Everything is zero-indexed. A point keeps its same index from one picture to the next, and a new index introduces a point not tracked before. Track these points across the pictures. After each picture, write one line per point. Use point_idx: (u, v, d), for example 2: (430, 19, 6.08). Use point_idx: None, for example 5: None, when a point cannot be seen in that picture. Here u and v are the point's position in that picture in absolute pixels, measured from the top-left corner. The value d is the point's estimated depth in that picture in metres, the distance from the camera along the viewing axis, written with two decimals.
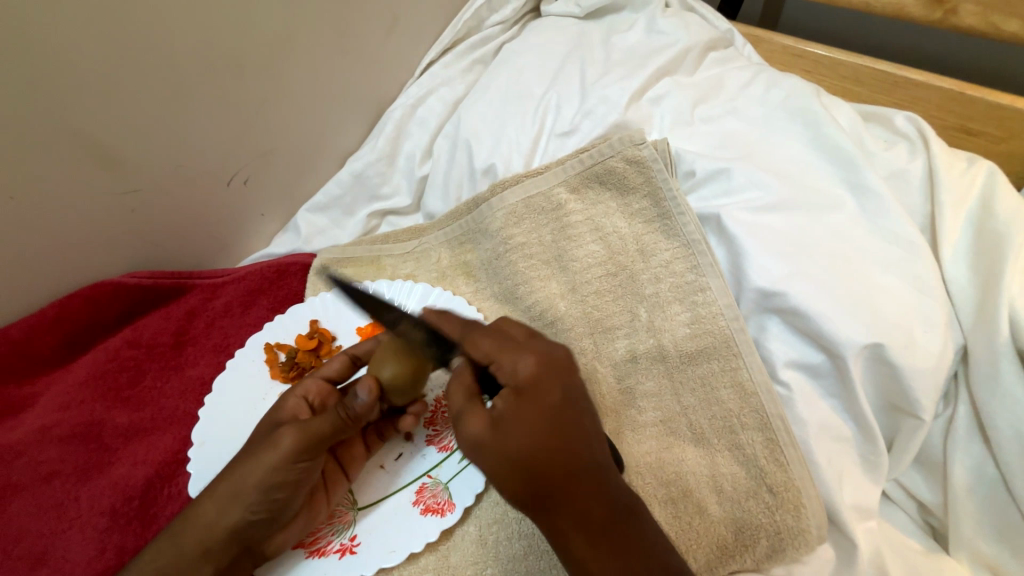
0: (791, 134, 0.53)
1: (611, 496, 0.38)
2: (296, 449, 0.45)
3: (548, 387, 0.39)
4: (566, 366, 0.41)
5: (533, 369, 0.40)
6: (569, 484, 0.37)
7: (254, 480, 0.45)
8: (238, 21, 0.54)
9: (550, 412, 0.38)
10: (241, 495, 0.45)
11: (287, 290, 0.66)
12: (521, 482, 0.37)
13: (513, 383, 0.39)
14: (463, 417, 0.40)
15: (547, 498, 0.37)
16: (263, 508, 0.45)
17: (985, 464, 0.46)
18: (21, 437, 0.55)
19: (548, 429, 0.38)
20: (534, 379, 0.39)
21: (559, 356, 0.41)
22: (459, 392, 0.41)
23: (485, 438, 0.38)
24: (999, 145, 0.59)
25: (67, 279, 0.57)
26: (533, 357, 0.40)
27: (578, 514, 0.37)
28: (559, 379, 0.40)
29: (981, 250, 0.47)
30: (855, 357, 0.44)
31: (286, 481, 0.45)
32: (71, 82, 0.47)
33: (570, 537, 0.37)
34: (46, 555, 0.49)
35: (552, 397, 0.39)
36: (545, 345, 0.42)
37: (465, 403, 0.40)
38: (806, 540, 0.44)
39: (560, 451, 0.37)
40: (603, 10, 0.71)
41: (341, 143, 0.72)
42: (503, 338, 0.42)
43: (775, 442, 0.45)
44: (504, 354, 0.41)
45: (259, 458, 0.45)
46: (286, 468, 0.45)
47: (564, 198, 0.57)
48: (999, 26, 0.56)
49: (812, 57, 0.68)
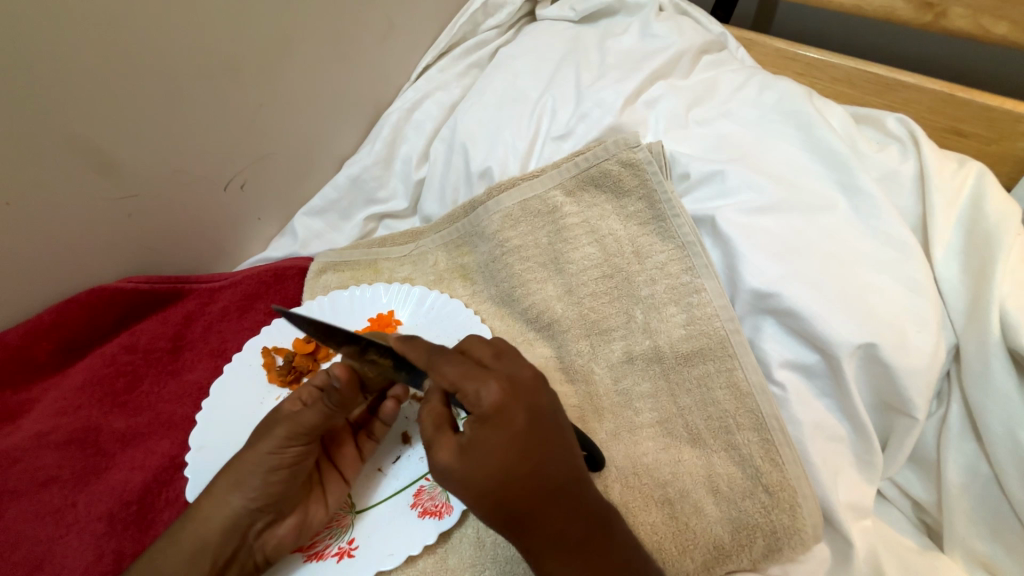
0: (785, 136, 0.54)
1: (586, 512, 0.39)
2: (288, 434, 0.47)
3: (516, 412, 0.38)
4: (532, 386, 0.40)
5: (498, 397, 0.38)
6: (542, 507, 0.38)
7: (251, 466, 0.47)
8: (233, 27, 0.54)
9: (516, 440, 0.38)
10: (241, 483, 0.47)
11: (284, 294, 0.66)
12: (493, 508, 0.38)
13: (478, 413, 0.38)
14: (433, 447, 0.40)
15: (521, 521, 0.38)
16: (262, 493, 0.47)
17: (979, 463, 0.46)
18: (17, 443, 0.54)
19: (519, 456, 0.37)
20: (498, 407, 0.38)
21: (526, 379, 0.40)
22: (430, 420, 0.41)
23: (455, 467, 0.38)
24: (990, 146, 0.59)
25: (63, 284, 0.57)
26: (498, 383, 0.39)
27: (552, 535, 0.38)
28: (526, 400, 0.39)
29: (972, 250, 0.48)
30: (848, 358, 0.44)
31: (281, 466, 0.47)
32: (67, 87, 0.47)
33: (545, 556, 0.39)
34: (43, 561, 0.49)
35: (521, 422, 0.38)
36: (511, 368, 0.41)
37: (433, 433, 0.41)
38: (801, 539, 0.44)
39: (532, 475, 0.37)
40: (598, 14, 0.71)
41: (337, 147, 0.72)
42: (468, 363, 0.40)
43: (770, 442, 0.46)
44: (466, 381, 0.39)
45: (254, 446, 0.48)
46: (279, 453, 0.47)
47: (560, 201, 0.57)
48: (988, 29, 0.57)
49: (805, 59, 0.69)
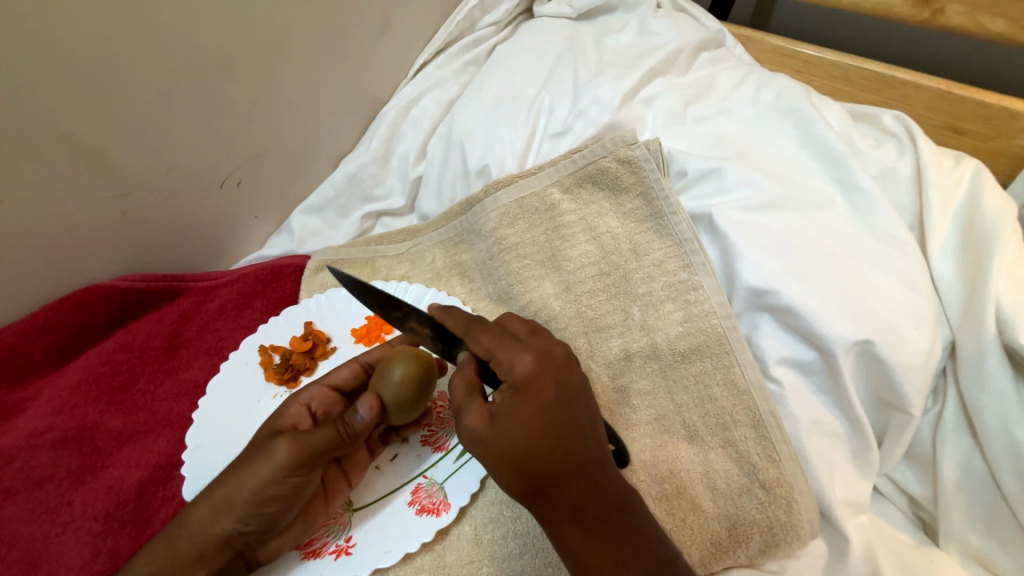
0: (782, 133, 0.54)
1: (609, 494, 0.39)
2: (290, 464, 0.44)
3: (547, 385, 0.39)
4: (563, 362, 0.41)
5: (531, 366, 0.39)
6: (565, 480, 0.38)
7: (246, 490, 0.44)
8: (229, 24, 0.54)
9: (546, 411, 0.38)
10: (234, 505, 0.45)
11: (282, 291, 0.66)
12: (518, 478, 0.38)
13: (511, 381, 0.40)
14: (462, 412, 0.40)
15: (544, 493, 0.38)
16: (256, 519, 0.45)
17: (974, 459, 0.46)
18: (13, 442, 0.54)
19: (545, 426, 0.38)
20: (530, 377, 0.39)
21: (558, 355, 0.41)
22: (461, 386, 0.41)
23: (484, 433, 0.39)
24: (987, 143, 0.59)
25: (58, 282, 0.57)
26: (531, 354, 0.40)
27: (574, 509, 0.38)
28: (557, 375, 0.40)
29: (969, 247, 0.48)
30: (845, 355, 0.44)
31: (280, 494, 0.45)
32: (60, 83, 0.47)
33: (564, 529, 0.38)
34: (39, 559, 0.49)
35: (550, 394, 0.39)
36: (544, 343, 0.42)
37: (465, 398, 0.41)
38: (798, 535, 0.44)
39: (557, 448, 0.38)
40: (595, 11, 0.71)
41: (335, 145, 0.72)
42: (504, 334, 0.42)
43: (767, 439, 0.46)
44: (503, 351, 0.41)
45: (252, 468, 0.45)
46: (279, 482, 0.45)
47: (558, 198, 0.57)
48: (985, 26, 0.57)
49: (803, 56, 0.69)
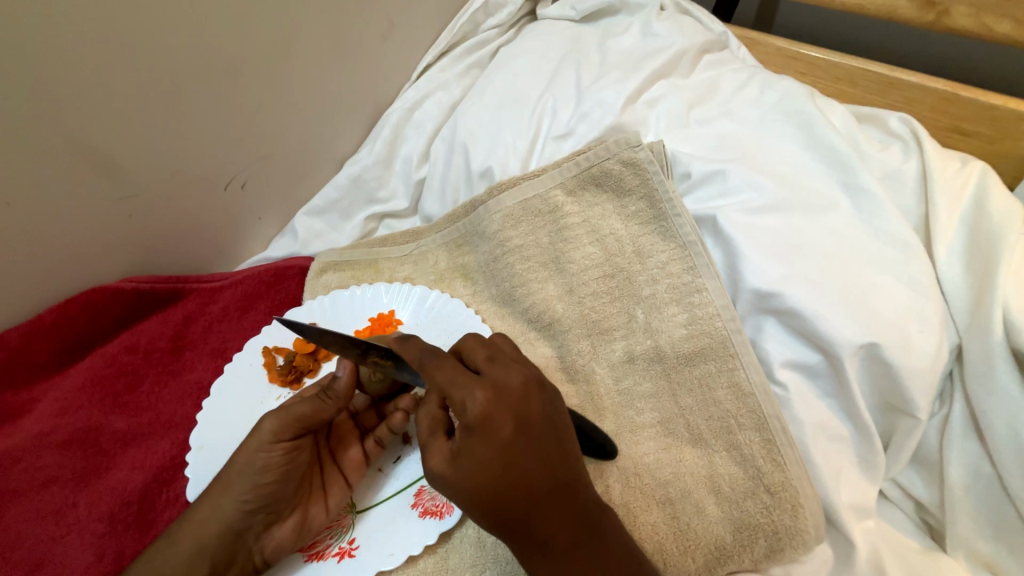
0: (786, 135, 0.54)
1: (580, 519, 0.39)
2: (277, 430, 0.48)
3: (503, 421, 0.37)
4: (520, 394, 0.39)
5: (484, 406, 0.37)
6: (533, 511, 0.38)
7: (241, 467, 0.47)
8: (233, 27, 0.54)
9: (506, 451, 0.37)
10: (232, 486, 0.47)
11: (285, 293, 0.66)
12: (484, 514, 0.38)
13: (464, 421, 0.38)
14: (426, 452, 0.40)
15: (513, 525, 0.38)
16: (255, 494, 0.47)
17: (982, 463, 0.46)
18: (18, 443, 0.54)
19: (505, 465, 0.37)
20: (483, 417, 0.37)
21: (513, 386, 0.39)
22: (425, 423, 0.42)
23: (447, 474, 0.39)
24: (992, 145, 0.59)
25: (64, 283, 0.57)
26: (484, 391, 0.38)
27: (543, 539, 0.38)
28: (514, 409, 0.38)
29: (975, 250, 0.48)
30: (850, 358, 0.44)
31: (271, 465, 0.47)
32: (64, 85, 0.47)
33: (535, 558, 0.39)
34: (43, 561, 0.49)
35: (507, 432, 0.37)
36: (500, 374, 0.40)
37: (427, 437, 0.41)
38: (804, 539, 0.44)
39: (518, 487, 0.37)
40: (599, 13, 0.71)
41: (339, 147, 0.72)
42: (460, 368, 0.39)
43: (772, 442, 0.45)
44: (454, 390, 0.38)
45: (243, 447, 0.48)
46: (269, 450, 0.48)
47: (562, 200, 0.57)
48: (991, 27, 0.57)
49: (807, 58, 0.68)
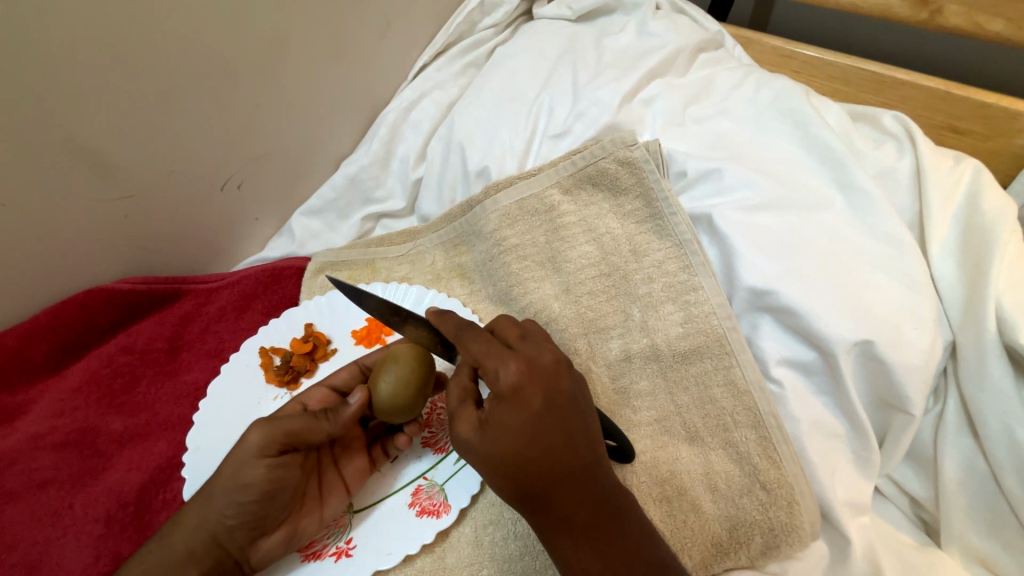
0: (781, 133, 0.54)
1: (601, 499, 0.39)
2: (263, 446, 0.46)
3: (533, 394, 0.38)
4: (552, 370, 0.39)
5: (516, 377, 0.38)
6: (556, 488, 0.38)
7: (224, 482, 0.45)
8: (229, 28, 0.54)
9: (533, 423, 0.37)
10: (216, 499, 0.45)
11: (282, 293, 0.66)
12: (508, 486, 0.38)
13: (495, 390, 0.38)
14: (455, 419, 0.40)
15: (536, 498, 0.38)
16: (237, 511, 0.45)
17: (977, 459, 0.46)
18: (14, 444, 0.54)
19: (532, 436, 0.37)
20: (515, 388, 0.38)
21: (545, 362, 0.40)
22: (454, 393, 0.41)
23: (474, 442, 0.39)
24: (986, 143, 0.59)
25: (61, 284, 0.57)
26: (517, 363, 0.39)
27: (562, 516, 0.38)
28: (546, 382, 0.39)
29: (969, 247, 0.48)
30: (845, 355, 0.44)
31: (254, 483, 0.45)
32: (59, 86, 0.47)
33: (555, 534, 0.39)
34: (40, 562, 0.49)
35: (537, 404, 0.38)
36: (532, 351, 0.40)
37: (456, 405, 0.41)
38: (799, 536, 0.44)
39: (544, 460, 0.37)
40: (595, 12, 0.71)
41: (335, 147, 0.72)
42: (494, 342, 0.40)
43: (768, 439, 0.46)
44: (487, 359, 0.39)
45: (230, 460, 0.46)
46: (252, 468, 0.45)
47: (557, 199, 0.57)
48: (984, 26, 0.57)
49: (802, 57, 0.69)
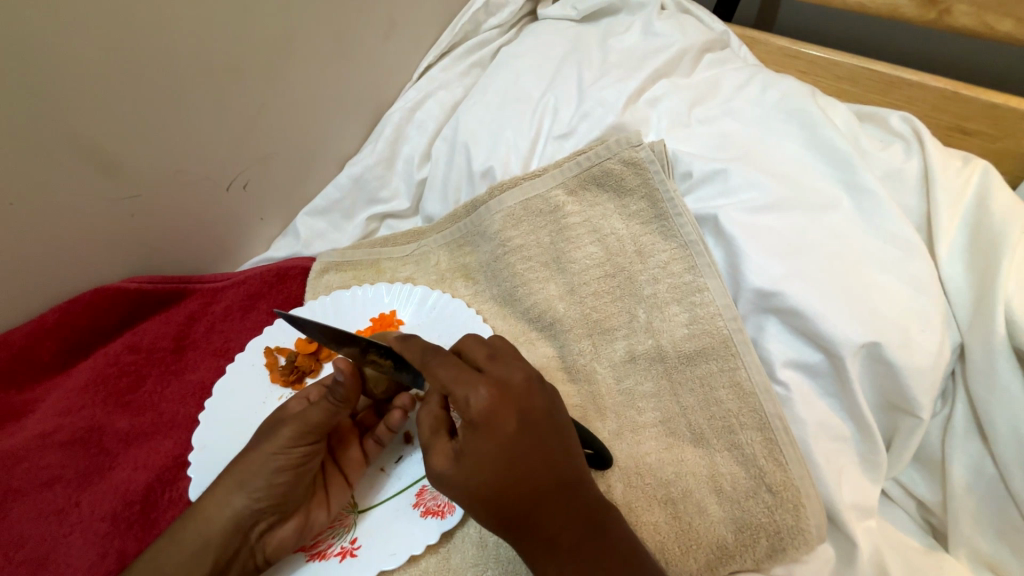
0: (787, 134, 0.54)
1: (583, 517, 0.39)
2: (296, 434, 0.48)
3: (506, 417, 0.38)
4: (522, 390, 0.40)
5: (487, 403, 0.38)
6: (536, 511, 0.38)
7: (255, 466, 0.47)
8: (235, 27, 0.54)
9: (508, 448, 0.38)
10: (245, 483, 0.47)
11: (287, 294, 0.66)
12: (487, 513, 0.38)
13: (467, 418, 0.38)
14: (428, 452, 0.41)
15: (517, 524, 0.38)
16: (266, 495, 0.47)
17: (984, 462, 0.46)
18: (21, 442, 0.55)
19: (507, 461, 0.37)
20: (486, 414, 0.38)
21: (515, 383, 0.40)
22: (426, 424, 0.42)
23: (449, 473, 0.39)
24: (994, 143, 0.59)
25: (67, 283, 0.57)
26: (487, 387, 0.38)
27: (547, 538, 0.38)
28: (516, 405, 0.39)
29: (977, 249, 0.48)
30: (852, 357, 0.44)
31: (286, 466, 0.48)
32: (67, 86, 0.47)
33: (540, 559, 0.38)
34: (46, 560, 0.49)
35: (510, 427, 0.38)
36: (502, 372, 0.40)
37: (429, 437, 0.41)
38: (806, 539, 0.44)
39: (521, 485, 0.37)
40: (599, 13, 0.71)
41: (340, 147, 0.72)
42: (462, 366, 0.40)
43: (774, 441, 0.45)
44: (457, 385, 0.39)
45: (259, 447, 0.48)
46: (283, 453, 0.48)
47: (562, 200, 0.57)
48: (992, 26, 0.57)
49: (808, 57, 0.68)
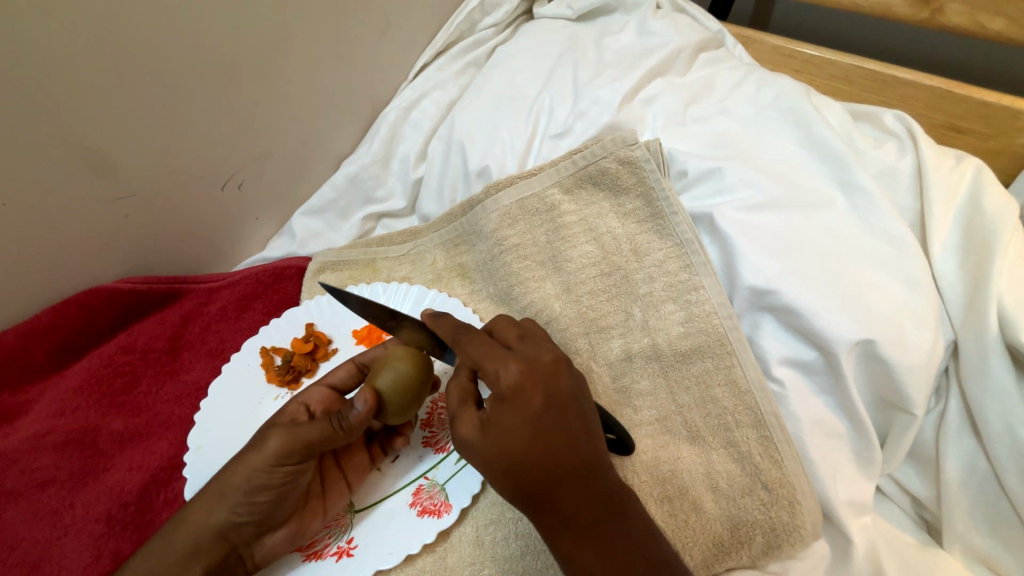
0: (782, 133, 0.54)
1: (603, 499, 0.38)
2: (282, 452, 0.46)
3: (533, 393, 0.39)
4: (551, 370, 0.40)
5: (516, 376, 0.39)
6: (558, 487, 0.38)
7: (238, 481, 0.46)
8: (229, 27, 0.54)
9: (534, 421, 0.38)
10: (227, 497, 0.46)
11: (282, 293, 0.66)
12: (510, 486, 0.38)
13: (496, 390, 0.39)
14: (456, 420, 0.40)
15: (538, 500, 0.38)
16: (248, 510, 0.45)
17: (978, 458, 0.46)
18: (15, 444, 0.54)
19: (533, 436, 0.38)
20: (516, 387, 0.39)
21: (545, 362, 0.41)
22: (454, 394, 0.41)
23: (474, 443, 0.39)
24: (987, 142, 0.59)
25: (61, 283, 0.57)
26: (517, 363, 0.40)
27: (565, 515, 0.38)
28: (545, 383, 0.39)
29: (970, 247, 0.48)
30: (846, 355, 0.44)
31: (270, 484, 0.46)
32: (60, 86, 0.47)
33: (558, 536, 0.38)
34: (41, 562, 0.49)
35: (537, 403, 0.38)
36: (531, 351, 0.41)
37: (457, 406, 0.41)
38: (801, 536, 0.44)
39: (544, 461, 0.37)
40: (595, 12, 0.71)
41: (336, 147, 0.72)
42: (492, 343, 0.41)
43: (769, 439, 0.46)
44: (487, 360, 0.40)
45: (244, 461, 0.46)
46: (267, 471, 0.46)
47: (558, 199, 0.57)
48: (985, 25, 0.57)
49: (802, 56, 0.69)
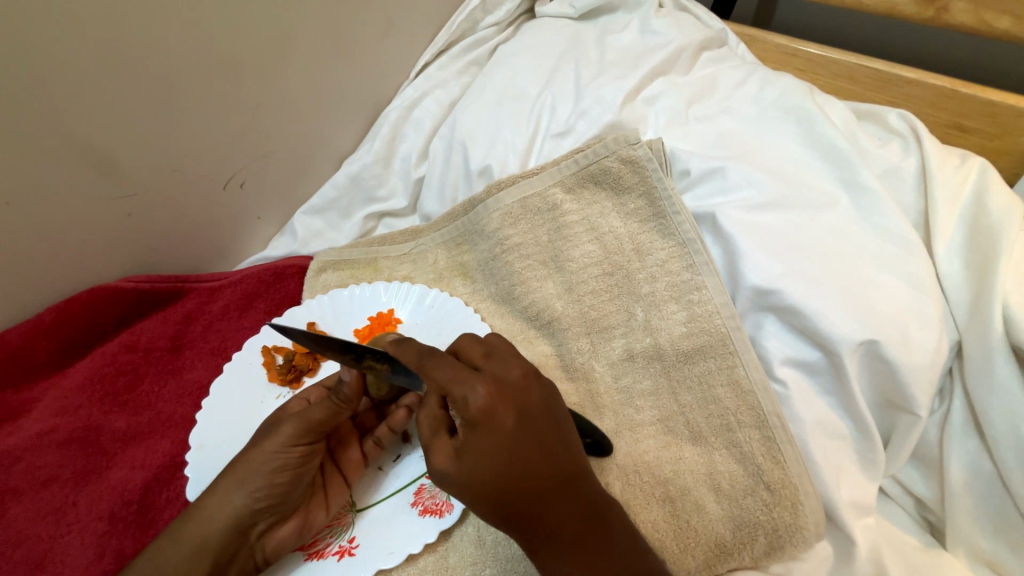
0: (785, 132, 0.53)
1: (586, 509, 0.38)
2: (298, 432, 0.48)
3: (506, 414, 0.38)
4: (521, 387, 0.40)
5: (485, 400, 0.37)
6: (538, 504, 0.37)
7: (256, 464, 0.47)
8: (231, 26, 0.54)
9: (509, 442, 0.37)
10: (245, 482, 0.47)
11: (284, 292, 0.66)
12: (490, 508, 0.38)
13: (466, 416, 0.38)
14: (430, 452, 0.40)
15: (519, 519, 0.38)
16: (266, 494, 0.47)
17: (982, 459, 0.46)
18: (18, 442, 0.54)
19: (509, 456, 0.37)
20: (486, 411, 0.37)
21: (514, 379, 0.40)
22: (426, 424, 0.41)
23: (452, 471, 0.39)
24: (992, 141, 0.59)
25: (63, 282, 0.57)
26: (484, 386, 0.38)
27: (550, 530, 0.38)
28: (514, 401, 0.39)
29: (975, 248, 0.47)
30: (850, 355, 0.44)
31: (286, 466, 0.48)
32: (63, 85, 0.46)
33: (542, 552, 0.38)
34: (44, 560, 0.49)
35: (510, 423, 0.38)
36: (499, 369, 0.40)
37: (429, 438, 0.41)
38: (804, 537, 0.44)
39: (523, 480, 0.37)
40: (596, 11, 0.71)
41: (337, 146, 0.72)
42: (457, 365, 0.40)
43: (773, 440, 0.45)
44: (453, 386, 0.38)
45: (259, 444, 0.48)
46: (285, 452, 0.48)
47: (560, 198, 0.57)
48: (990, 24, 0.57)
49: (806, 55, 0.68)
